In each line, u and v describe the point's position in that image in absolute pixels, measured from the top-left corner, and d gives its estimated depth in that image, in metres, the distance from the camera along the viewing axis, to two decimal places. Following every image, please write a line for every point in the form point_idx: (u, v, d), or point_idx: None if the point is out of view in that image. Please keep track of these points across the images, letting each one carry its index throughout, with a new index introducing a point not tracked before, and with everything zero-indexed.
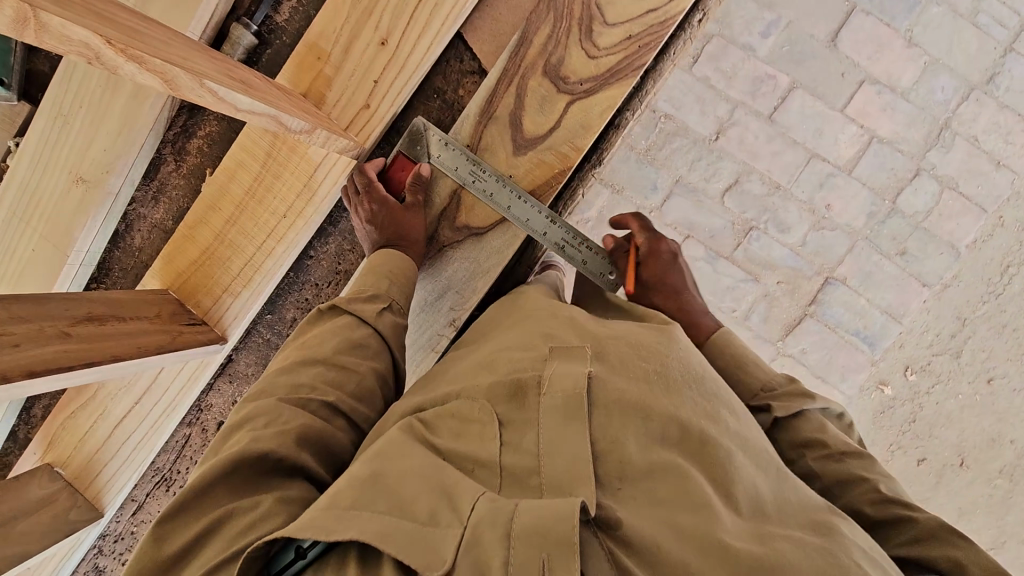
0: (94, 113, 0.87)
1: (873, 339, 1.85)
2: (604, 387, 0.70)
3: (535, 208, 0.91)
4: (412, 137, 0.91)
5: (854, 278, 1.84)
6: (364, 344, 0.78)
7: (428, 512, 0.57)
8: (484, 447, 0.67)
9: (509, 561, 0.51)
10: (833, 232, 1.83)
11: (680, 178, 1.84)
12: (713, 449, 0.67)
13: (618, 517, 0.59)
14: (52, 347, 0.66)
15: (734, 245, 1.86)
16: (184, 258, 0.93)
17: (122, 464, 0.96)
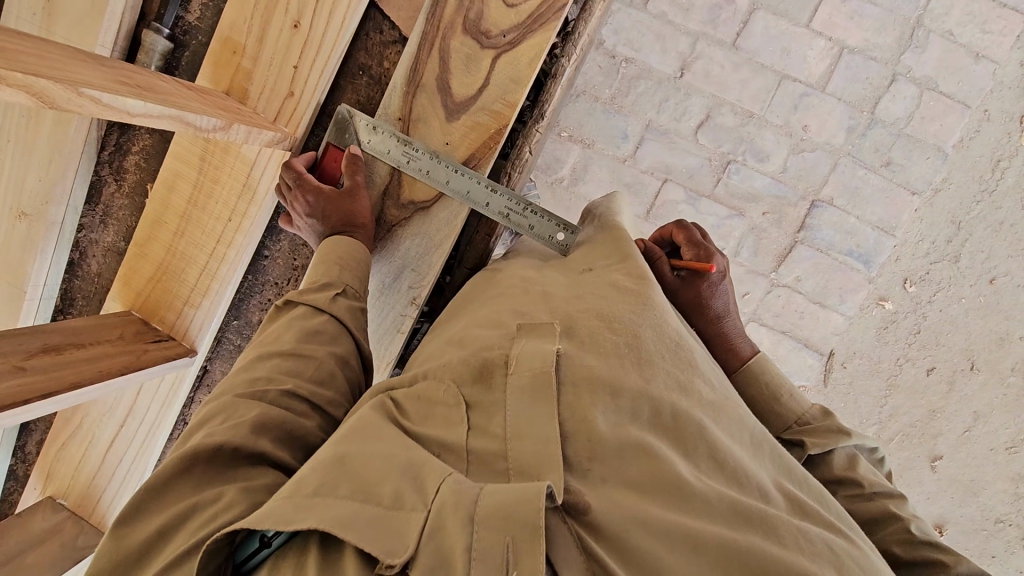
0: (22, 145, 0.85)
1: (868, 257, 1.81)
2: (573, 366, 0.70)
3: (473, 178, 0.90)
4: (338, 125, 0.90)
5: (841, 197, 1.79)
6: (320, 331, 0.79)
7: (394, 496, 0.57)
8: (451, 430, 0.67)
9: (472, 547, 0.52)
10: (813, 153, 1.78)
11: (650, 122, 1.79)
12: (684, 423, 0.68)
13: (586, 501, 0.60)
14: (7, 383, 0.67)
15: (714, 181, 1.82)
16: (140, 277, 0.92)
17: (119, 488, 0.98)
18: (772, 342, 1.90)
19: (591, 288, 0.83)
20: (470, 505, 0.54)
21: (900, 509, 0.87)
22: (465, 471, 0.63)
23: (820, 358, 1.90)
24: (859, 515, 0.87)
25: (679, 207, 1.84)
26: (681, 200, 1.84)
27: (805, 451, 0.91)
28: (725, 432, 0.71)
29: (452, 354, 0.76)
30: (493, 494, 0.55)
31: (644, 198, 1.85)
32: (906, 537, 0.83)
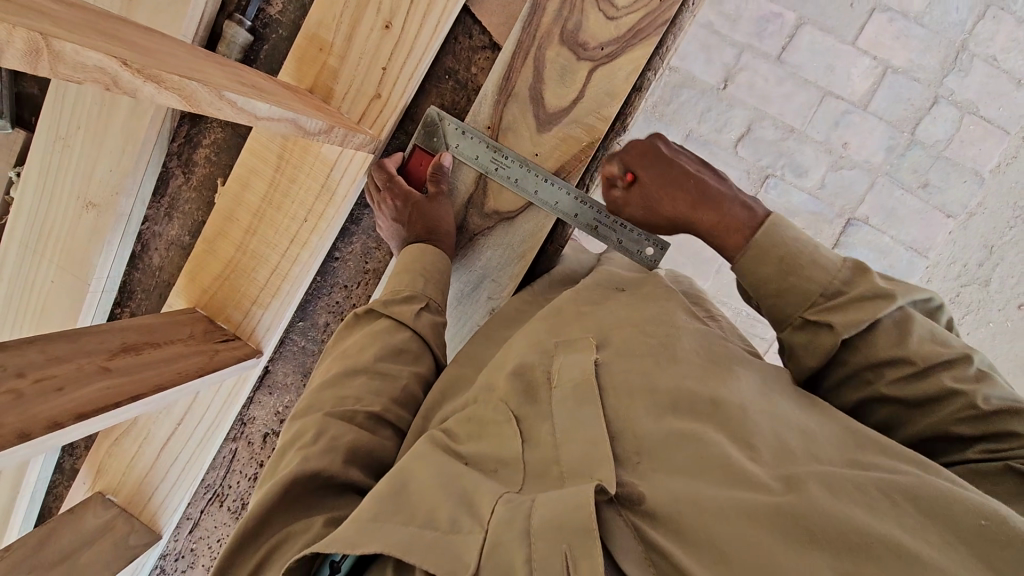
0: (95, 131, 0.83)
1: (900, 277, 1.82)
2: (611, 374, 0.75)
3: (563, 190, 0.92)
4: (428, 129, 0.92)
5: (877, 216, 1.80)
6: (403, 349, 0.83)
7: (451, 520, 0.61)
8: (502, 449, 0.71)
9: (531, 558, 0.54)
10: (852, 170, 1.78)
11: (691, 131, 1.79)
12: (723, 407, 0.68)
13: (640, 490, 0.61)
14: (96, 384, 0.65)
15: (752, 194, 1.82)
16: (208, 274, 0.90)
17: (173, 486, 0.96)
18: None
19: (622, 302, 0.88)
20: (525, 522, 0.57)
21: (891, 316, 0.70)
22: (521, 483, 0.66)
23: None
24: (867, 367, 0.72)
25: None
26: None
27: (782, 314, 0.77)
28: (767, 410, 0.68)
29: (496, 376, 0.81)
30: (545, 507, 0.58)
31: None
32: (904, 378, 0.69)
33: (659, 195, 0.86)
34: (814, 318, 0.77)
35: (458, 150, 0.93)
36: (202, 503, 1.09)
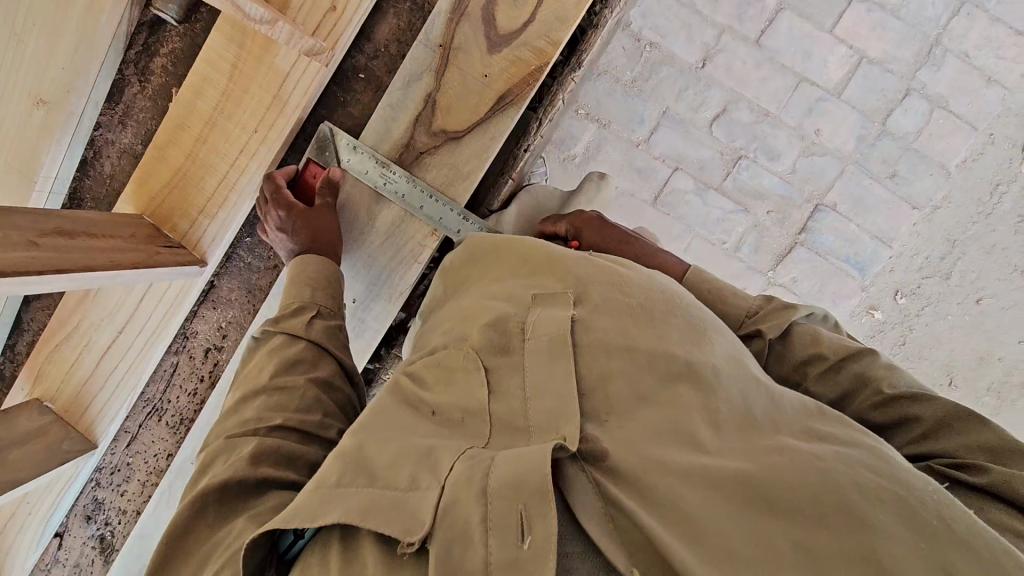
0: (49, 31, 0.90)
1: (863, 264, 1.85)
2: (589, 331, 0.81)
3: (445, 207, 1.10)
4: (321, 144, 1.10)
5: (845, 204, 1.82)
6: (301, 358, 0.90)
7: (409, 481, 0.68)
8: (468, 398, 0.79)
9: (486, 517, 0.61)
10: (823, 157, 1.81)
11: (667, 109, 1.81)
12: (696, 372, 0.76)
13: (602, 447, 0.69)
14: (25, 253, 0.65)
15: (724, 175, 1.84)
16: (154, 182, 0.95)
17: (111, 395, 0.96)
18: None
19: (596, 257, 0.95)
20: (480, 482, 0.63)
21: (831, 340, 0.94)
22: (487, 436, 0.74)
23: None
24: (831, 392, 0.91)
25: (686, 197, 1.85)
26: (689, 190, 1.85)
27: (763, 340, 0.95)
28: (739, 380, 0.77)
29: (471, 326, 0.87)
30: (501, 467, 0.64)
31: (653, 184, 1.86)
32: (878, 400, 0.86)
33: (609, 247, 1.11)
34: (784, 351, 0.95)
35: (347, 165, 1.11)
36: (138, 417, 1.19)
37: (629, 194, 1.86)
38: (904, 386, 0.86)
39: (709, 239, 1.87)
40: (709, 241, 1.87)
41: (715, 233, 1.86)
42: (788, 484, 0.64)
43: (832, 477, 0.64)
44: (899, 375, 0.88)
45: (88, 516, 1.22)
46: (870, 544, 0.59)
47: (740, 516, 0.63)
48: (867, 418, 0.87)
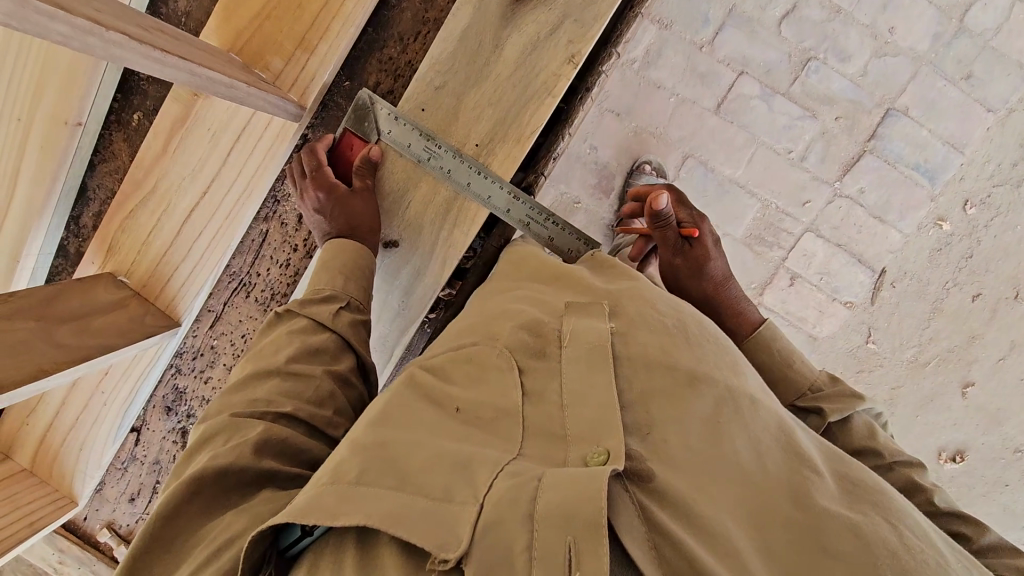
0: None
1: (934, 172, 1.78)
2: (628, 344, 0.89)
3: (496, 186, 1.21)
4: (359, 113, 1.19)
5: (917, 108, 1.74)
6: (321, 350, 0.98)
7: (440, 491, 0.70)
8: (496, 397, 0.86)
9: (532, 544, 0.63)
10: (895, 58, 1.71)
11: (733, 7, 1.70)
12: (738, 396, 0.84)
13: (649, 470, 0.74)
14: (132, 29, 0.68)
15: (791, 79, 1.74)
16: (245, 18, 1.03)
17: (195, 268, 1.12)
18: (825, 255, 1.86)
19: (626, 281, 1.05)
20: (528, 505, 0.66)
21: (909, 468, 1.02)
22: (520, 442, 0.79)
23: (871, 275, 1.87)
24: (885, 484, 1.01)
25: (751, 103, 1.76)
26: (756, 96, 1.75)
27: (824, 419, 1.04)
28: (778, 416, 0.85)
29: (501, 327, 0.96)
30: (547, 494, 0.66)
31: (716, 90, 1.76)
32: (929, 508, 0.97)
33: (688, 259, 1.28)
34: (844, 434, 1.05)
35: (389, 134, 1.20)
36: (228, 295, 1.30)
37: (690, 102, 1.76)
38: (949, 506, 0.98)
39: (774, 148, 1.79)
40: (774, 150, 1.79)
41: (780, 142, 1.78)
42: (839, 532, 0.71)
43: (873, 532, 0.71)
44: (944, 493, 1.00)
45: (168, 409, 1.37)
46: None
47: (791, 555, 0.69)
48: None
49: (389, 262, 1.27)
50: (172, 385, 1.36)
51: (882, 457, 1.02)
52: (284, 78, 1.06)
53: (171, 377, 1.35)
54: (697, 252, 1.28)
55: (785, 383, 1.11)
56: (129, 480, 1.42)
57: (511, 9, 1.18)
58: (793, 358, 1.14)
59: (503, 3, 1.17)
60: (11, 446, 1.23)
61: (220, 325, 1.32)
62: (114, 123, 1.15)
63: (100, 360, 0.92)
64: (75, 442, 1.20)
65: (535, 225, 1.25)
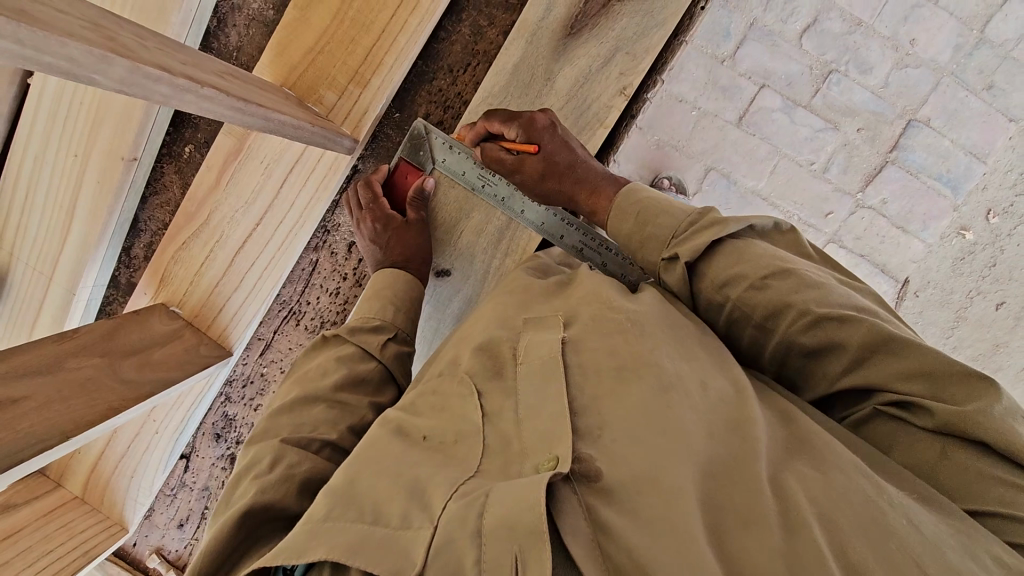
0: None
1: (956, 182, 1.79)
2: (579, 353, 0.95)
3: (545, 212, 1.33)
4: (414, 143, 1.31)
5: (939, 118, 1.75)
6: (366, 379, 1.12)
7: (401, 518, 0.79)
8: (457, 422, 0.94)
9: (480, 558, 0.70)
10: (917, 69, 1.73)
11: (755, 21, 1.71)
12: (686, 381, 0.89)
13: (597, 470, 0.79)
14: (211, 77, 0.73)
15: (813, 91, 1.76)
16: (300, 55, 1.12)
17: (247, 298, 1.21)
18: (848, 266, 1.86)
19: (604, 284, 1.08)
20: (475, 523, 0.73)
21: (795, 292, 0.94)
22: (478, 463, 0.86)
23: (894, 284, 1.87)
24: (806, 343, 0.94)
25: (773, 115, 1.77)
26: (776, 109, 1.77)
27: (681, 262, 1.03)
28: (722, 397, 0.89)
29: (463, 354, 1.06)
30: (493, 508, 0.73)
31: (738, 103, 1.77)
32: (855, 357, 0.91)
33: (545, 165, 1.18)
34: (715, 264, 1.01)
35: (443, 162, 1.33)
36: (277, 323, 1.42)
37: (712, 115, 1.78)
38: (836, 306, 0.92)
39: (797, 160, 1.80)
40: (797, 162, 1.80)
41: (802, 154, 1.79)
42: (764, 506, 0.77)
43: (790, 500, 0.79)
44: (829, 293, 0.93)
45: (218, 435, 1.50)
46: (843, 551, 0.72)
47: (721, 529, 0.76)
48: (796, 340, 0.95)
49: (441, 290, 1.41)
50: (221, 412, 1.49)
51: (780, 297, 0.94)
52: (337, 111, 1.14)
53: (221, 404, 1.48)
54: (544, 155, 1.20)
55: (653, 244, 1.09)
56: (179, 504, 1.55)
57: (564, 42, 1.27)
58: (654, 215, 1.10)
59: (557, 36, 1.27)
60: (62, 475, 1.34)
61: (271, 352, 1.44)
62: (166, 157, 1.26)
63: (149, 400, 0.99)
64: (125, 473, 1.31)
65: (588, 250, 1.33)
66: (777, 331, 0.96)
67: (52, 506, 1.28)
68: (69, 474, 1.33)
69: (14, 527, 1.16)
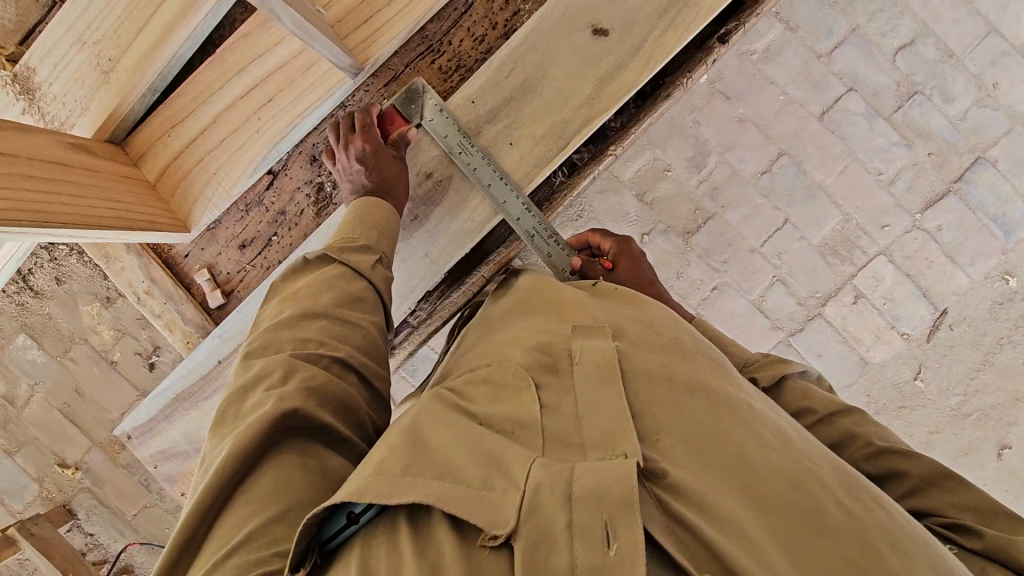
0: None
1: (1010, 227, 1.85)
2: (630, 359, 0.83)
3: (513, 194, 1.18)
4: (408, 96, 1.17)
5: (1006, 161, 1.83)
6: (362, 299, 0.97)
7: (481, 479, 0.67)
8: (517, 408, 0.78)
9: (571, 522, 0.61)
10: (994, 111, 1.81)
11: (856, 27, 1.79)
12: (739, 405, 0.80)
13: (662, 468, 0.70)
14: None
15: (895, 106, 1.82)
16: None
17: (399, 14, 1.12)
18: (893, 281, 1.89)
19: (629, 296, 1.00)
20: (565, 486, 0.63)
21: (857, 424, 0.96)
22: (544, 445, 0.73)
23: (932, 311, 1.89)
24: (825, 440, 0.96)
25: (854, 118, 1.83)
26: (859, 113, 1.83)
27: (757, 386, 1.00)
28: (777, 421, 0.80)
29: (514, 351, 0.88)
30: (583, 475, 0.64)
31: (824, 99, 1.83)
32: (868, 452, 0.93)
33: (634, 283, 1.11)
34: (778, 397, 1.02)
35: (430, 123, 1.18)
36: (412, 57, 1.22)
37: (798, 103, 1.83)
38: (889, 442, 0.94)
39: (867, 167, 1.85)
40: (866, 168, 1.85)
41: (873, 162, 1.85)
42: (841, 519, 0.70)
43: (867, 518, 0.71)
44: (884, 431, 0.96)
45: (315, 158, 1.25)
46: None
47: (806, 545, 0.67)
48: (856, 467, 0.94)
49: (591, 49, 1.16)
50: (327, 134, 1.24)
51: (816, 413, 0.98)
52: None
53: (328, 127, 1.23)
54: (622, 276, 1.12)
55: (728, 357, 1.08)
56: (247, 224, 1.28)
57: None
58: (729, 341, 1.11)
59: None
60: (144, 155, 1.16)
61: (395, 85, 1.22)
62: None
63: (308, 26, 0.90)
64: (211, 166, 1.15)
65: (538, 239, 1.17)
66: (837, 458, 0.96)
67: (126, 175, 1.10)
68: (153, 153, 1.15)
69: (9, 147, 0.86)
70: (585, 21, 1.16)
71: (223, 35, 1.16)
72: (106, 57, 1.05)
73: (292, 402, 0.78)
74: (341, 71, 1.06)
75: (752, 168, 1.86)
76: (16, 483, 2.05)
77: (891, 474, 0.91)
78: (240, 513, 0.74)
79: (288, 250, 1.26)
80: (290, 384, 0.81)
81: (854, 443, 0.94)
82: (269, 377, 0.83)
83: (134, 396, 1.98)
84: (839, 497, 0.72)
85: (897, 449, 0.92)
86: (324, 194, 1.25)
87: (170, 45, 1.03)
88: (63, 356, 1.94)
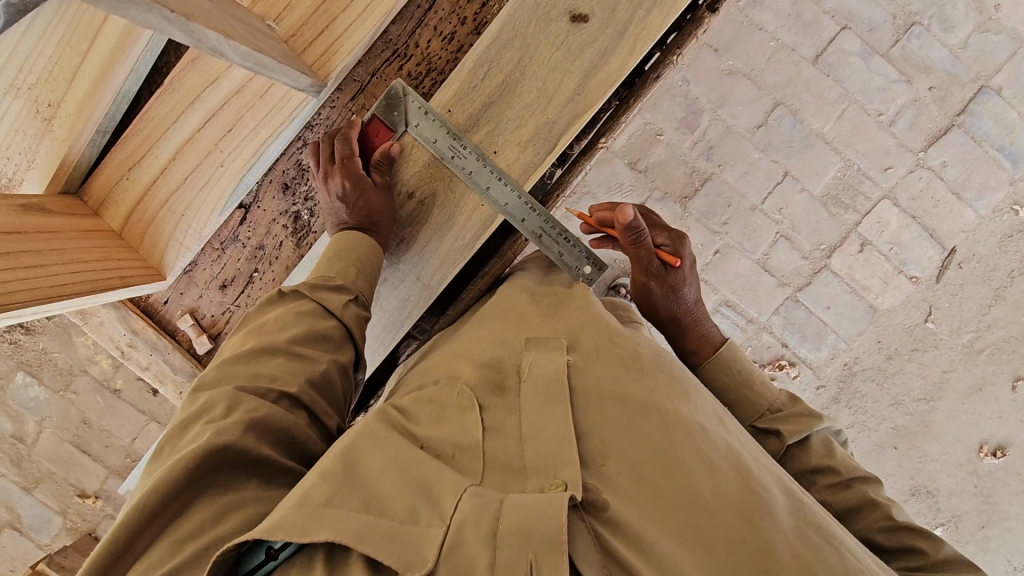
0: None
1: (1017, 155, 1.78)
2: (582, 377, 0.78)
3: (514, 194, 1.12)
4: (389, 102, 1.09)
5: (1011, 88, 1.75)
6: (328, 337, 0.90)
7: (407, 511, 0.63)
8: (460, 432, 0.74)
9: (494, 562, 0.58)
10: (998, 35, 1.71)
11: None
12: (690, 423, 0.74)
13: (603, 498, 0.66)
14: None
15: (893, 41, 1.72)
16: None
17: (357, 21, 1.05)
18: (898, 226, 1.83)
19: (588, 305, 0.94)
20: (492, 523, 0.60)
21: (878, 495, 0.92)
22: (481, 473, 0.69)
23: (940, 252, 1.85)
24: (840, 503, 0.92)
25: (850, 59, 1.74)
26: (854, 52, 1.73)
27: (782, 441, 0.95)
28: (730, 443, 0.75)
29: (463, 367, 0.84)
30: (513, 511, 0.60)
31: (817, 41, 1.73)
32: (884, 523, 0.89)
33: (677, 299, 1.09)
34: (799, 451, 0.96)
35: (417, 128, 1.10)
36: (377, 65, 1.16)
37: (789, 49, 1.73)
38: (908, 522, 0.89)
39: (865, 108, 1.76)
40: (865, 111, 1.77)
41: (872, 102, 1.76)
42: (784, 558, 0.64)
43: (804, 553, 0.66)
44: (898, 506, 0.92)
45: (287, 186, 1.20)
46: None
47: None
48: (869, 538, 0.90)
49: (572, 38, 1.08)
50: (296, 159, 1.19)
51: (840, 474, 0.93)
52: None
53: (296, 150, 1.19)
54: (673, 278, 1.08)
55: (744, 403, 1.02)
56: (225, 264, 1.23)
57: None
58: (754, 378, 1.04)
59: None
60: (104, 203, 1.12)
61: (364, 97, 1.17)
62: None
63: (258, 55, 0.83)
64: (178, 208, 1.11)
65: (548, 239, 1.13)
66: (850, 524, 0.92)
67: (91, 227, 1.06)
68: (115, 199, 1.11)
69: (5, 225, 0.85)
70: (562, 9, 1.07)
71: (167, 62, 1.10)
72: (44, 102, 0.97)
73: (224, 438, 0.69)
74: (301, 92, 1.00)
75: (745, 123, 1.78)
76: (38, 517, 2.06)
77: (903, 550, 0.87)
78: (164, 550, 0.65)
79: (271, 286, 1.22)
80: (231, 417, 0.72)
81: (871, 511, 0.90)
82: (200, 416, 0.74)
83: (144, 421, 1.94)
84: (777, 530, 0.66)
85: (917, 528, 0.88)
86: (302, 222, 1.21)
87: (110, 83, 0.98)
88: (63, 391, 1.90)
